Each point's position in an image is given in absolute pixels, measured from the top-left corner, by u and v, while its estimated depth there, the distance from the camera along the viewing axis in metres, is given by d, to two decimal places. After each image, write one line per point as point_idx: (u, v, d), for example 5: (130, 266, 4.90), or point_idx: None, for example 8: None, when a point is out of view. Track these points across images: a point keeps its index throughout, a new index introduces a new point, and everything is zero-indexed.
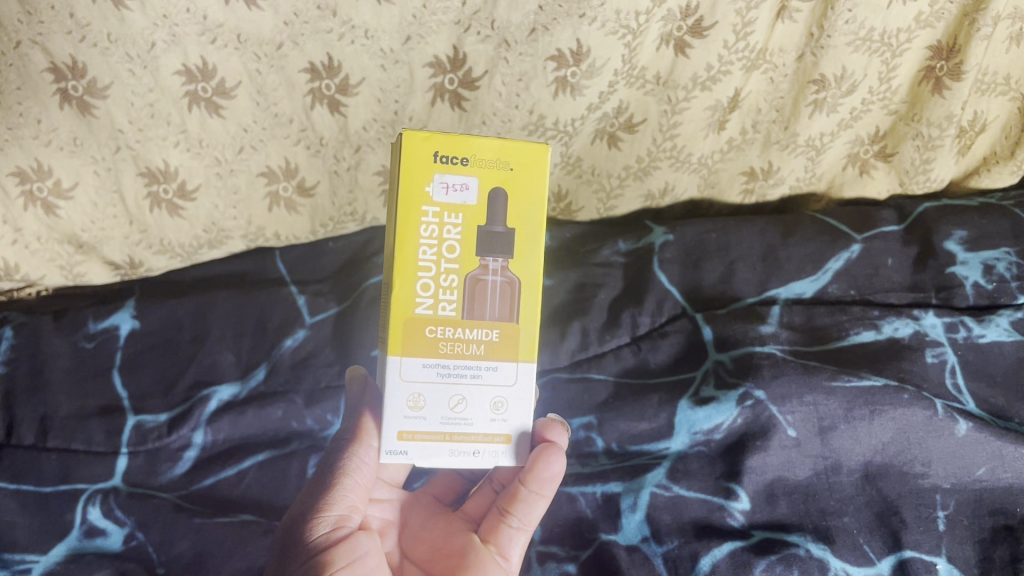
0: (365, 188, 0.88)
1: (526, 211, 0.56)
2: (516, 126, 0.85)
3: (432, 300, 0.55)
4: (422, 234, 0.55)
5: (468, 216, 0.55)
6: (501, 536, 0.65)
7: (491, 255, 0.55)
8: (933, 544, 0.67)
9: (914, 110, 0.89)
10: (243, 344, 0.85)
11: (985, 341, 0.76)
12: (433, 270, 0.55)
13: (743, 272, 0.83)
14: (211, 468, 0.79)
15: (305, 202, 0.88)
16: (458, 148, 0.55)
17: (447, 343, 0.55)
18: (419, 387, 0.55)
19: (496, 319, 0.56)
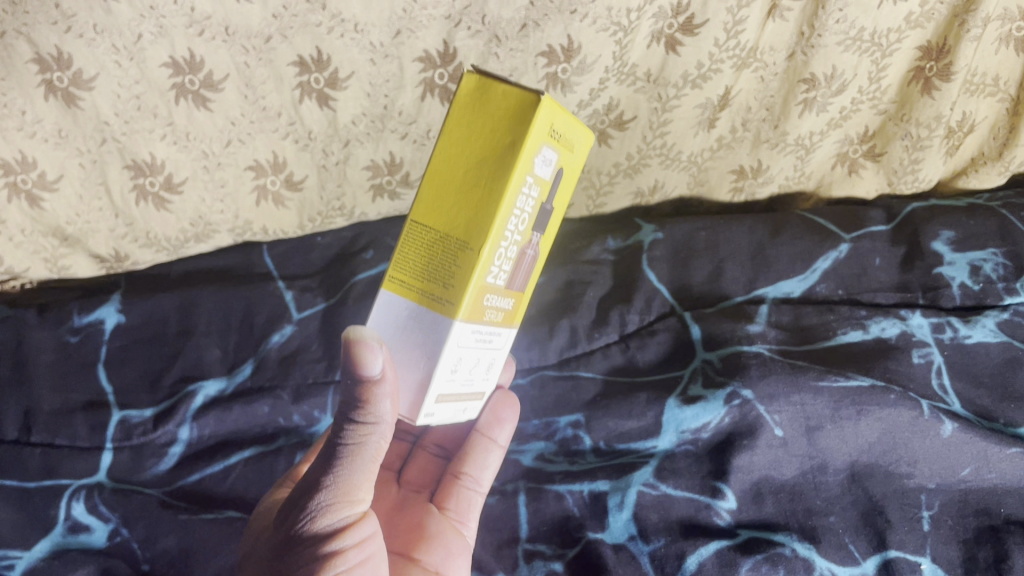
0: (354, 183, 0.88)
1: (567, 192, 0.54)
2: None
3: (499, 270, 0.49)
4: (515, 201, 0.48)
5: (543, 187, 0.50)
6: (456, 501, 0.70)
7: (540, 232, 0.52)
8: (918, 545, 0.66)
9: (903, 110, 0.88)
10: (230, 340, 0.85)
11: (971, 342, 0.76)
12: (510, 240, 0.49)
13: (732, 270, 0.85)
14: (198, 464, 0.78)
15: (294, 196, 0.88)
16: (559, 121, 0.49)
17: (492, 310, 0.51)
18: (462, 352, 0.50)
19: (513, 289, 0.53)
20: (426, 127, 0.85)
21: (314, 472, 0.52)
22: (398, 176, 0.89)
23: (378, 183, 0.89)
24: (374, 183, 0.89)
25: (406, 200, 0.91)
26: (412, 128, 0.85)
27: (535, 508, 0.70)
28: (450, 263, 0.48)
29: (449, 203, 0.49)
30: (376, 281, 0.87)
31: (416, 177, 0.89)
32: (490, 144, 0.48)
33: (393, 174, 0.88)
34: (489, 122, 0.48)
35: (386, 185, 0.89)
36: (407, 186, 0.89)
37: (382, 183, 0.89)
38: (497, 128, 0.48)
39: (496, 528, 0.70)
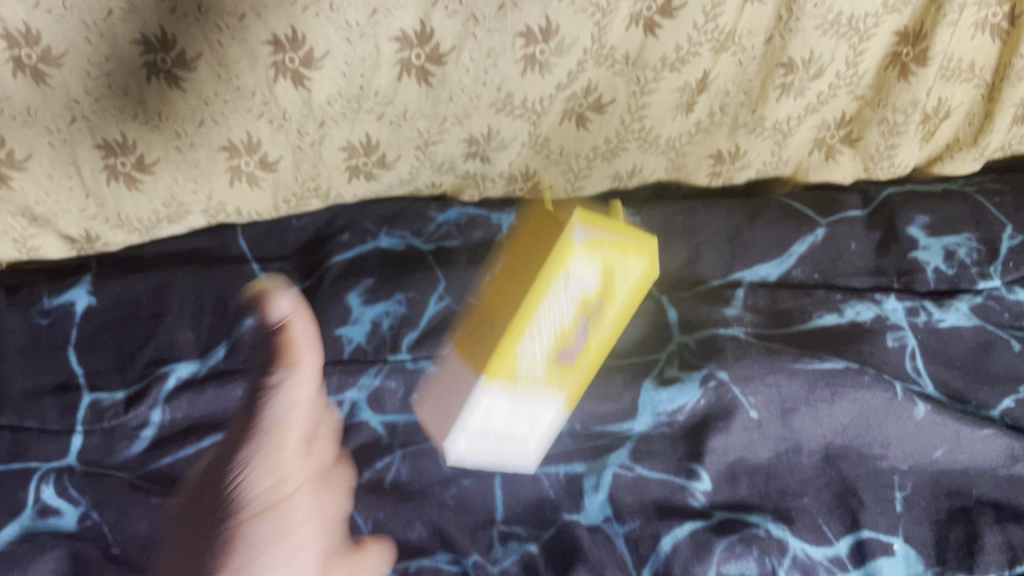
0: (330, 164, 0.87)
1: (626, 292, 0.44)
2: (484, 103, 0.84)
3: (533, 363, 0.43)
4: (548, 299, 0.42)
5: (588, 288, 0.42)
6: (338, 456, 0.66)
7: (590, 299, 0.43)
8: (890, 525, 0.66)
9: (880, 95, 0.88)
10: (203, 322, 0.84)
11: (944, 326, 0.76)
12: (545, 338, 0.42)
13: (709, 255, 0.85)
14: (170, 446, 0.77)
15: (268, 177, 0.86)
16: (606, 224, 0.42)
17: (526, 381, 0.44)
18: (492, 420, 0.45)
19: (564, 376, 0.45)
20: (402, 108, 0.84)
21: (229, 445, 0.50)
22: (374, 158, 0.88)
23: (354, 164, 0.88)
24: (349, 165, 0.88)
25: (382, 181, 0.91)
26: (389, 108, 0.83)
27: (510, 491, 0.69)
28: (483, 338, 0.44)
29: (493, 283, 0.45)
30: (352, 265, 0.87)
31: (392, 159, 0.88)
32: (540, 233, 0.43)
33: (369, 155, 0.87)
34: (539, 218, 0.44)
35: (362, 167, 0.88)
36: (383, 168, 0.89)
37: (358, 164, 0.88)
38: (534, 242, 0.44)
39: (472, 509, 0.69)
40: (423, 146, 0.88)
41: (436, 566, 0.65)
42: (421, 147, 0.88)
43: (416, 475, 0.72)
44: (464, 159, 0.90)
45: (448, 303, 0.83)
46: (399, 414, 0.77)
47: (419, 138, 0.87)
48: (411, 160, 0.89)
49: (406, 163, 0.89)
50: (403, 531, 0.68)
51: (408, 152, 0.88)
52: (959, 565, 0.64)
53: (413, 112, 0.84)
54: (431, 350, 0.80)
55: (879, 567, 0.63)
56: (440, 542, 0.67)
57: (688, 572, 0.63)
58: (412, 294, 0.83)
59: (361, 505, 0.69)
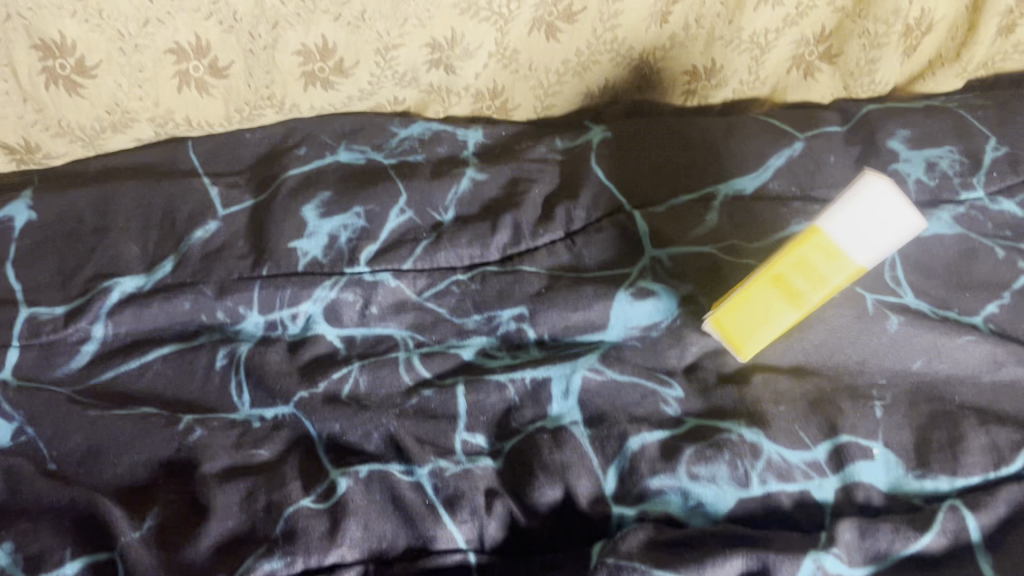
0: (284, 70, 0.83)
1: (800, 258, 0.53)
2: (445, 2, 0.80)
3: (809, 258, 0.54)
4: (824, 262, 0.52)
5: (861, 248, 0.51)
6: None
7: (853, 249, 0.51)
8: (870, 430, 0.61)
9: (860, 7, 0.85)
10: (149, 236, 0.79)
11: (927, 234, 0.73)
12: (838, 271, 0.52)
13: (683, 168, 0.81)
14: (113, 359, 0.71)
15: (219, 83, 0.82)
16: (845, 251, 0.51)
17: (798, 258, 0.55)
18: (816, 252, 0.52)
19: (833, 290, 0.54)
20: (359, 9, 0.79)
21: None
22: (331, 63, 0.83)
23: (310, 71, 0.83)
24: (305, 71, 0.83)
25: (340, 90, 0.86)
26: (346, 9, 0.79)
27: (475, 399, 0.65)
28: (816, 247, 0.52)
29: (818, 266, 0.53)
30: (309, 177, 0.82)
31: (350, 65, 0.84)
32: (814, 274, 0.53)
33: (325, 60, 0.83)
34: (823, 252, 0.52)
35: (319, 73, 0.84)
36: (341, 75, 0.84)
37: (314, 70, 0.84)
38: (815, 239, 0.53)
39: (433, 416, 0.65)
40: (384, 50, 0.83)
41: (387, 471, 0.60)
42: (381, 52, 0.83)
43: (375, 386, 0.68)
44: (427, 68, 0.86)
45: (410, 216, 0.78)
46: (357, 327, 0.73)
47: (379, 41, 0.82)
48: (371, 66, 0.84)
49: (365, 70, 0.85)
50: (359, 443, 0.64)
51: (367, 57, 0.83)
52: (942, 466, 0.59)
53: (372, 13, 0.80)
54: (390, 264, 0.75)
55: (855, 471, 0.59)
56: (395, 453, 0.62)
57: (653, 472, 0.59)
58: (372, 206, 0.78)
59: (315, 415, 0.65)
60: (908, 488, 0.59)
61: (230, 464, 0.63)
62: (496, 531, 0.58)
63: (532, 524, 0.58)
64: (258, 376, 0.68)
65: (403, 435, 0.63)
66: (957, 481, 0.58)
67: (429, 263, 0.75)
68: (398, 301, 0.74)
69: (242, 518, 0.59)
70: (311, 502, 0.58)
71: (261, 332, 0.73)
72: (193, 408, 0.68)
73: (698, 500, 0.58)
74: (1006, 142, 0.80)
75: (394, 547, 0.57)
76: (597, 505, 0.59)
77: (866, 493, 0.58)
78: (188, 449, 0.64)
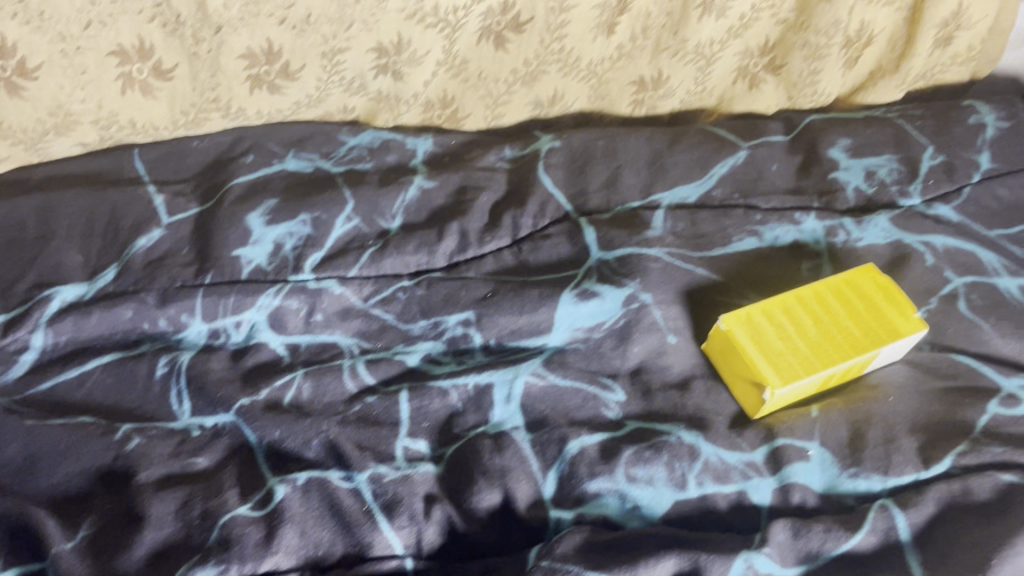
0: (229, 73, 0.83)
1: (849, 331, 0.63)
2: (390, 7, 0.81)
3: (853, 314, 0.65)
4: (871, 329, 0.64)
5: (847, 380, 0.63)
6: None
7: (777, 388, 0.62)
8: (805, 431, 0.62)
9: (803, 18, 0.87)
10: (92, 246, 0.77)
11: (862, 245, 0.74)
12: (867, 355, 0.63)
13: (629, 176, 0.82)
14: (50, 371, 0.69)
15: (163, 86, 0.82)
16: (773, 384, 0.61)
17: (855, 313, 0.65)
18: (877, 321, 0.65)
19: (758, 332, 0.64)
20: (304, 11, 0.80)
21: None
22: (277, 67, 0.83)
23: (255, 74, 0.83)
24: (250, 74, 0.83)
25: (286, 94, 0.86)
26: (291, 12, 0.79)
27: (417, 405, 0.65)
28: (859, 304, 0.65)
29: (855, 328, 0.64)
30: (254, 187, 0.81)
31: (296, 68, 0.84)
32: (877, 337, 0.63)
33: (271, 63, 0.83)
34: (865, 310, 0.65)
35: (264, 77, 0.84)
36: (287, 78, 0.85)
37: (259, 73, 0.84)
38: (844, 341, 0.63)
39: (375, 424, 0.64)
40: (330, 54, 0.84)
41: (327, 478, 0.60)
42: (327, 55, 0.84)
43: (318, 394, 0.67)
44: (374, 74, 0.87)
45: (356, 224, 0.78)
46: (302, 334, 0.72)
47: (325, 44, 0.83)
48: (317, 70, 0.85)
49: (312, 74, 0.85)
50: (298, 450, 0.63)
51: (313, 60, 0.84)
52: (874, 466, 0.60)
53: (317, 16, 0.80)
54: (336, 271, 0.74)
55: (791, 472, 0.59)
56: (335, 459, 0.62)
57: (592, 475, 0.59)
58: (319, 213, 0.78)
59: (255, 422, 0.64)
60: (842, 488, 0.59)
61: (167, 473, 0.62)
62: (434, 536, 0.58)
63: (470, 530, 0.58)
64: (200, 385, 0.67)
65: (342, 441, 0.63)
66: (890, 481, 0.59)
67: (374, 271, 0.75)
68: (344, 308, 0.73)
69: (176, 527, 0.58)
70: (248, 510, 0.58)
71: (205, 340, 0.71)
72: (131, 416, 0.66)
73: (635, 502, 0.59)
74: (943, 151, 0.82)
75: (331, 555, 0.57)
76: (535, 510, 0.59)
77: (801, 495, 0.59)
78: (126, 458, 0.63)
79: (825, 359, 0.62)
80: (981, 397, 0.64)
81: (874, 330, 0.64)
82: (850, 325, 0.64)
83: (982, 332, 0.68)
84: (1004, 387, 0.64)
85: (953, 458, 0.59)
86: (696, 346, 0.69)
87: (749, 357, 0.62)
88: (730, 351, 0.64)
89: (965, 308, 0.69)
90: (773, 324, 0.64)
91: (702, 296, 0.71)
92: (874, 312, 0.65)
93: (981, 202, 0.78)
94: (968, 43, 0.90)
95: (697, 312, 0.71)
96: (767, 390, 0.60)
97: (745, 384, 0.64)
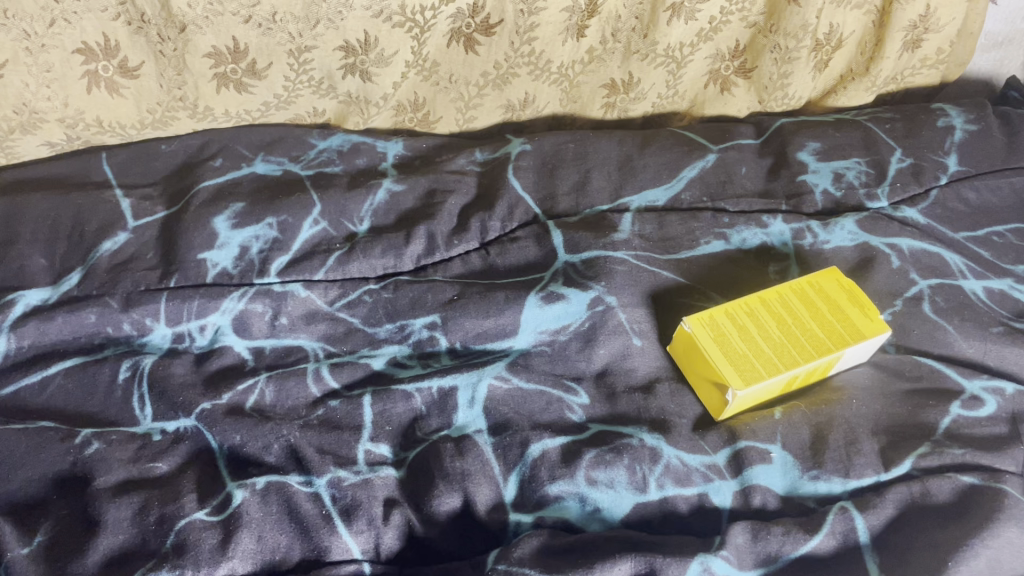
0: (195, 71, 0.82)
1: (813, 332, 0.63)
2: (357, 4, 0.80)
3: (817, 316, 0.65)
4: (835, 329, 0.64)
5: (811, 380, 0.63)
6: None
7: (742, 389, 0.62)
8: (768, 433, 0.62)
9: (772, 21, 0.87)
10: (57, 249, 0.75)
11: (828, 247, 0.74)
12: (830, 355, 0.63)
13: (598, 180, 0.82)
14: (12, 375, 0.67)
15: (129, 83, 0.82)
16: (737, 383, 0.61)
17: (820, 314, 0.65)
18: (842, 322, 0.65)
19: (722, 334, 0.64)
20: (270, 9, 0.79)
21: None
22: (243, 65, 0.83)
23: (221, 72, 0.83)
24: (216, 73, 0.83)
25: (254, 93, 0.86)
26: (256, 10, 0.79)
27: (380, 409, 0.65)
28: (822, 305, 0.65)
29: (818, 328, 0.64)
30: (221, 191, 0.80)
31: (263, 66, 0.84)
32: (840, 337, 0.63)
33: (237, 62, 0.83)
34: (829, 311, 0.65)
35: (231, 75, 0.84)
36: (254, 77, 0.84)
37: (226, 72, 0.83)
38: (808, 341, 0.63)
39: (338, 427, 0.64)
40: (297, 52, 0.83)
41: (286, 482, 0.60)
42: (293, 53, 0.83)
43: (281, 398, 0.67)
44: (343, 74, 0.87)
45: (323, 227, 0.77)
46: (267, 338, 0.71)
47: (292, 42, 0.82)
48: (284, 69, 0.84)
49: (279, 72, 0.85)
50: (259, 454, 0.63)
51: (280, 59, 0.84)
52: (835, 468, 0.59)
53: (283, 14, 0.80)
54: (302, 274, 0.74)
55: (752, 475, 0.59)
56: (295, 463, 0.62)
57: (553, 478, 0.59)
58: (285, 217, 0.77)
59: (216, 426, 0.63)
60: (803, 490, 0.59)
61: (126, 478, 0.60)
62: (393, 540, 0.58)
63: (429, 533, 0.58)
64: (162, 389, 0.66)
65: (303, 445, 0.62)
66: (850, 483, 0.59)
67: (341, 274, 0.74)
68: (309, 312, 0.72)
69: (132, 533, 0.57)
70: (204, 515, 0.57)
71: (169, 344, 0.70)
72: (93, 421, 0.65)
73: (595, 505, 0.59)
74: (911, 153, 0.82)
75: (287, 559, 0.57)
76: (496, 513, 0.59)
77: (762, 497, 0.59)
78: (85, 463, 0.61)
79: (788, 359, 0.62)
80: (943, 398, 0.64)
81: (836, 331, 0.64)
82: (812, 326, 0.64)
83: (946, 334, 0.68)
84: (966, 389, 0.64)
85: (913, 459, 0.60)
86: (661, 349, 0.69)
87: (711, 358, 0.62)
88: (693, 352, 0.64)
89: (930, 310, 0.69)
90: (736, 326, 0.64)
91: (668, 299, 0.71)
92: (838, 313, 0.65)
93: (948, 205, 0.78)
94: (937, 46, 0.90)
95: (662, 315, 0.71)
96: (729, 390, 0.60)
97: (709, 386, 0.63)
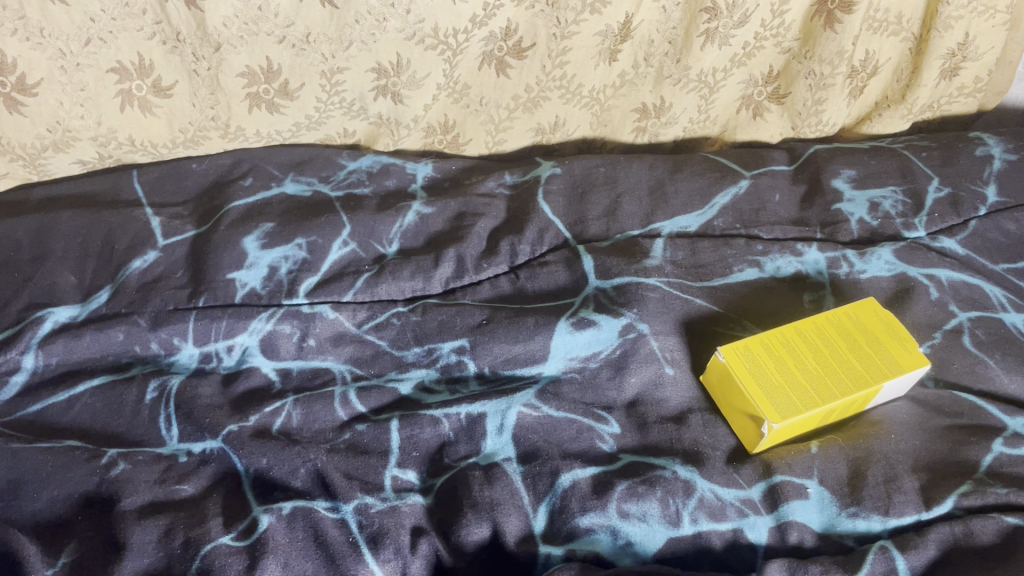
0: (229, 91, 0.83)
1: (850, 369, 0.62)
2: (391, 27, 0.81)
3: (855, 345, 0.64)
4: (873, 363, 0.62)
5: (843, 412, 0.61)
6: None
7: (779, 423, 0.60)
8: (805, 468, 0.60)
9: (807, 47, 0.87)
10: (87, 267, 0.75)
11: (865, 277, 0.73)
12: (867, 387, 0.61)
13: (629, 205, 0.81)
14: (40, 393, 0.67)
15: (162, 103, 0.82)
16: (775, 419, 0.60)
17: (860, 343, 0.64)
18: None
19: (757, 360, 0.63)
20: (304, 30, 0.80)
21: None
22: (276, 85, 0.83)
23: (255, 92, 0.83)
24: (249, 92, 0.83)
25: (286, 114, 0.86)
26: (290, 31, 0.79)
27: (408, 434, 0.64)
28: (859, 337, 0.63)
29: (854, 363, 0.62)
30: (252, 210, 0.80)
31: (295, 87, 0.84)
32: (877, 372, 0.61)
33: (270, 82, 0.83)
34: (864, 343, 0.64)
35: (264, 95, 0.84)
36: (286, 97, 0.85)
37: (259, 91, 0.84)
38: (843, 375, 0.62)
39: (365, 452, 0.63)
40: (330, 73, 0.84)
41: (313, 510, 0.59)
42: (326, 74, 0.84)
43: (308, 421, 0.66)
44: (374, 95, 0.87)
45: (352, 248, 0.77)
46: (294, 360, 0.71)
47: (324, 63, 0.82)
48: (316, 90, 0.85)
49: (311, 93, 0.85)
50: (285, 479, 0.62)
51: (312, 79, 0.84)
52: (874, 505, 0.58)
53: (317, 34, 0.80)
54: (330, 295, 0.73)
55: (789, 511, 0.58)
56: (323, 489, 0.61)
57: (584, 510, 0.58)
58: (315, 237, 0.77)
59: (242, 449, 0.63)
60: (841, 528, 0.58)
61: (151, 500, 0.59)
62: (420, 570, 0.57)
63: (457, 564, 0.58)
64: (188, 410, 0.65)
65: (330, 470, 0.61)
66: (890, 521, 0.57)
67: (369, 296, 0.74)
68: (337, 334, 0.72)
69: (157, 556, 0.56)
70: (230, 540, 0.56)
71: (196, 364, 0.70)
72: (119, 441, 0.64)
73: (627, 539, 0.58)
74: (949, 183, 0.81)
75: None
76: (525, 545, 0.58)
77: (798, 534, 0.57)
78: (111, 484, 0.60)
79: (824, 394, 0.60)
80: (985, 435, 0.62)
81: (875, 366, 0.62)
82: (850, 360, 0.62)
83: (987, 368, 0.67)
84: (1009, 426, 0.63)
85: (954, 498, 0.58)
86: (694, 378, 0.68)
87: (746, 388, 0.60)
88: (727, 382, 0.63)
89: (970, 344, 0.68)
90: (770, 357, 0.63)
91: (700, 328, 0.70)
92: (875, 347, 0.63)
93: (988, 235, 0.77)
94: (975, 74, 0.89)
95: (694, 344, 0.70)
96: (764, 423, 0.58)
97: (744, 418, 0.62)
